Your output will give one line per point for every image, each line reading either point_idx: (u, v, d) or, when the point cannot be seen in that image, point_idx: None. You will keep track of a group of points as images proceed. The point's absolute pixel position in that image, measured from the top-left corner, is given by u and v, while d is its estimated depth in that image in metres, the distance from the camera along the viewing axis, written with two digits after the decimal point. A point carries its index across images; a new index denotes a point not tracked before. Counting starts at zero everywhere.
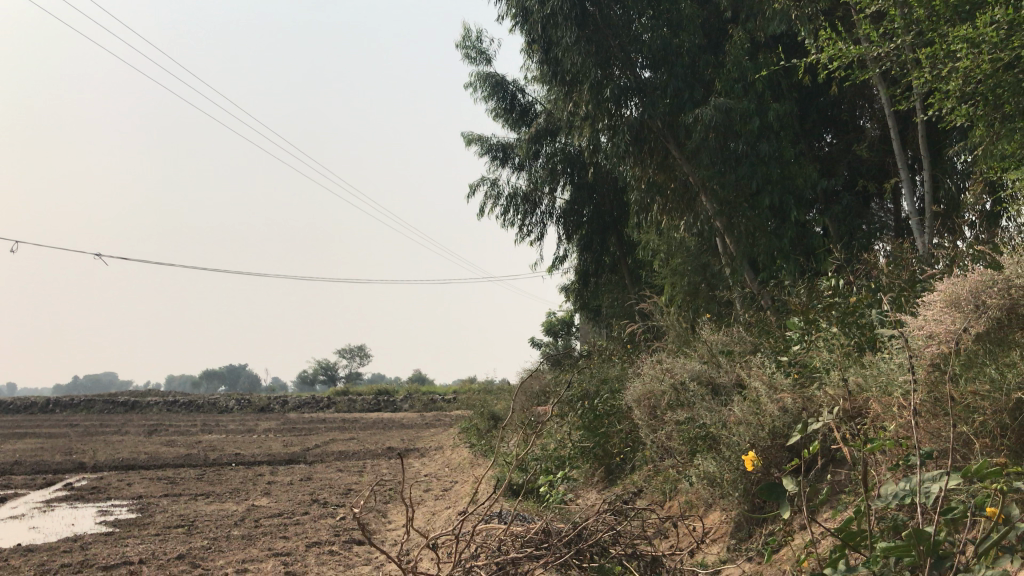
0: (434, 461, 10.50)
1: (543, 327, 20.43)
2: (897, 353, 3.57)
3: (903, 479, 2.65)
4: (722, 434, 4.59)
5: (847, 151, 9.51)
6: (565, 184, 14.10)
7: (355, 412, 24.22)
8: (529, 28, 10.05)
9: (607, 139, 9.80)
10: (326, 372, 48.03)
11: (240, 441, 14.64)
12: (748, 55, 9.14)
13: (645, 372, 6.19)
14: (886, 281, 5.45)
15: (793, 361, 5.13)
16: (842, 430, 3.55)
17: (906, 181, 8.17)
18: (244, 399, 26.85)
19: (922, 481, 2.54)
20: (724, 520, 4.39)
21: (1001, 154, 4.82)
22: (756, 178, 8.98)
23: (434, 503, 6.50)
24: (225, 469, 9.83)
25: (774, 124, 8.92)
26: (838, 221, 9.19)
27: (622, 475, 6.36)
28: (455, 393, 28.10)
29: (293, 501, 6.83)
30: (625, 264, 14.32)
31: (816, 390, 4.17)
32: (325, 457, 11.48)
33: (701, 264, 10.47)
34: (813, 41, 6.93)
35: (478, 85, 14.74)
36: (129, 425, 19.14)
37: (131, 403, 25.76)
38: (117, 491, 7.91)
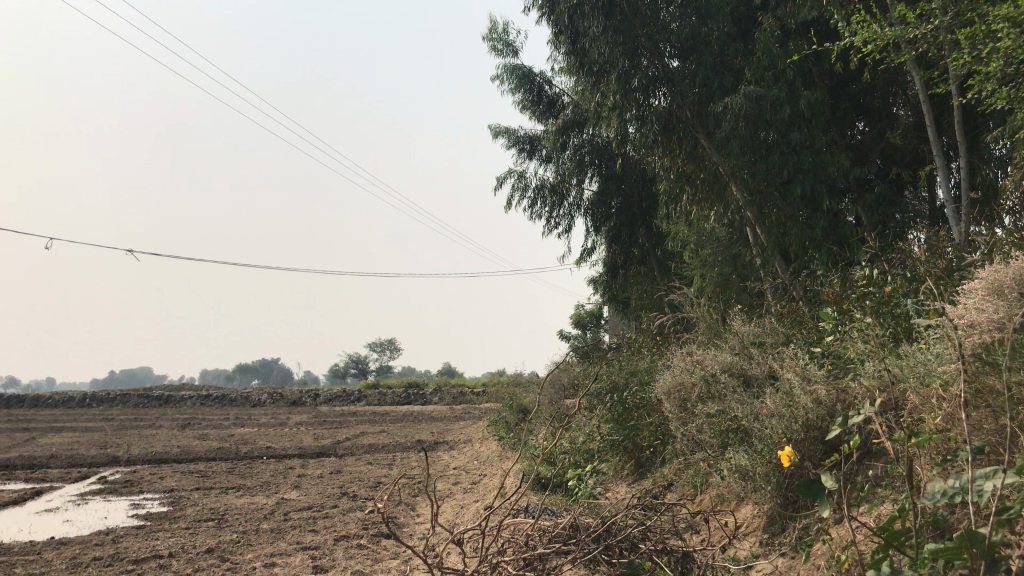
0: (463, 454, 10.49)
1: (572, 319, 20.37)
2: (936, 344, 3.48)
3: (953, 475, 2.55)
4: (755, 427, 4.51)
5: (880, 139, 9.33)
6: (593, 176, 13.98)
7: (385, 406, 24.35)
8: (555, 19, 9.96)
9: (635, 129, 9.70)
10: (357, 366, 48.38)
11: (271, 435, 14.73)
12: (778, 42, 8.99)
13: (675, 364, 6.11)
14: (923, 271, 5.33)
15: (826, 352, 5.04)
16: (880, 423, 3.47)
17: (942, 167, 7.99)
18: (276, 393, 27.08)
19: (971, 479, 2.43)
20: (757, 515, 4.31)
21: None
22: (787, 167, 8.83)
23: (462, 497, 6.47)
24: (256, 462, 9.89)
25: (806, 112, 8.76)
26: (871, 210, 9.02)
27: (651, 469, 6.29)
28: (484, 386, 28.13)
29: (322, 495, 6.84)
30: (654, 255, 14.21)
31: (852, 381, 4.08)
32: (354, 450, 11.52)
33: (731, 255, 10.34)
34: (846, 24, 6.79)
35: (504, 78, 14.67)
36: (163, 418, 19.37)
37: (164, 397, 26.09)
38: (149, 484, 7.98)
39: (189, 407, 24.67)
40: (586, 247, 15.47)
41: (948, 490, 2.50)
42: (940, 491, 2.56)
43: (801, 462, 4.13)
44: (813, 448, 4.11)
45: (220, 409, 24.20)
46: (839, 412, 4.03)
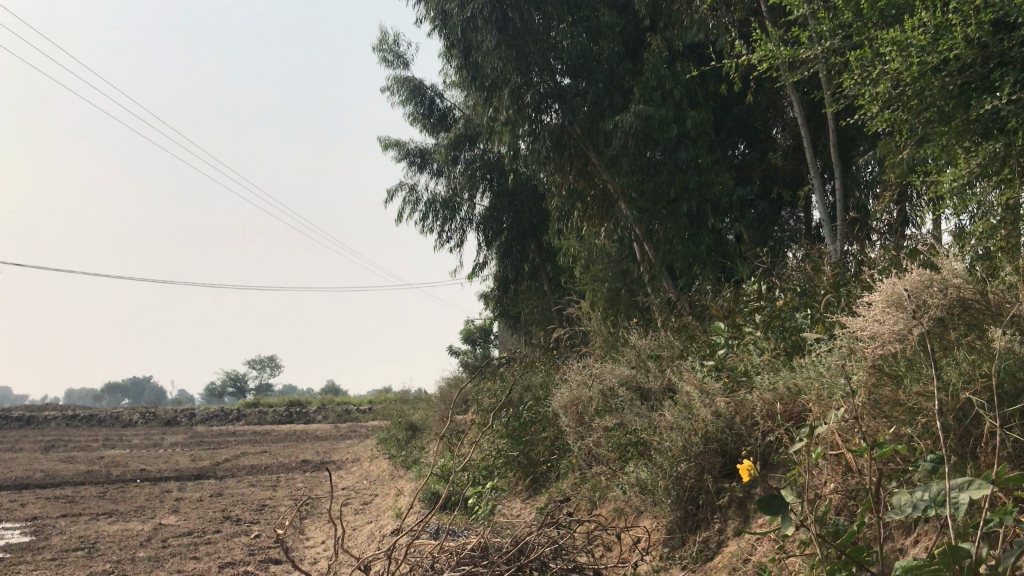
0: (351, 473, 10.20)
1: (462, 335, 20.29)
2: (831, 357, 3.59)
3: (925, 485, 2.26)
4: (654, 440, 4.51)
5: (760, 160, 9.68)
6: (485, 191, 13.97)
7: (268, 425, 23.61)
8: (448, 32, 9.86)
9: (527, 145, 9.70)
10: (237, 385, 46.92)
11: (145, 456, 13.96)
12: (666, 63, 9.21)
13: (572, 378, 6.08)
14: (810, 286, 5.51)
15: (720, 365, 5.13)
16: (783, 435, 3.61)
17: (819, 187, 8.32)
18: (150, 412, 25.82)
19: (947, 492, 2.14)
20: (657, 529, 4.31)
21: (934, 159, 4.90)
22: (675, 185, 9.02)
23: (354, 518, 6.25)
24: (129, 486, 9.31)
25: (692, 132, 8.97)
26: (753, 228, 9.32)
27: (547, 484, 6.24)
28: (371, 403, 27.64)
29: (203, 519, 6.48)
30: (545, 271, 14.34)
31: (748, 393, 4.16)
32: (236, 471, 11.03)
33: (621, 271, 10.49)
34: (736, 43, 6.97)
35: (395, 90, 14.49)
36: (24, 441, 18.13)
37: (26, 417, 24.45)
38: (9, 512, 7.37)
39: (54, 428, 23.20)
40: (478, 262, 15.44)
41: (911, 504, 2.22)
42: (911, 504, 2.26)
43: (700, 476, 4.15)
44: (712, 461, 4.13)
45: (88, 429, 22.84)
46: (737, 424, 4.08)
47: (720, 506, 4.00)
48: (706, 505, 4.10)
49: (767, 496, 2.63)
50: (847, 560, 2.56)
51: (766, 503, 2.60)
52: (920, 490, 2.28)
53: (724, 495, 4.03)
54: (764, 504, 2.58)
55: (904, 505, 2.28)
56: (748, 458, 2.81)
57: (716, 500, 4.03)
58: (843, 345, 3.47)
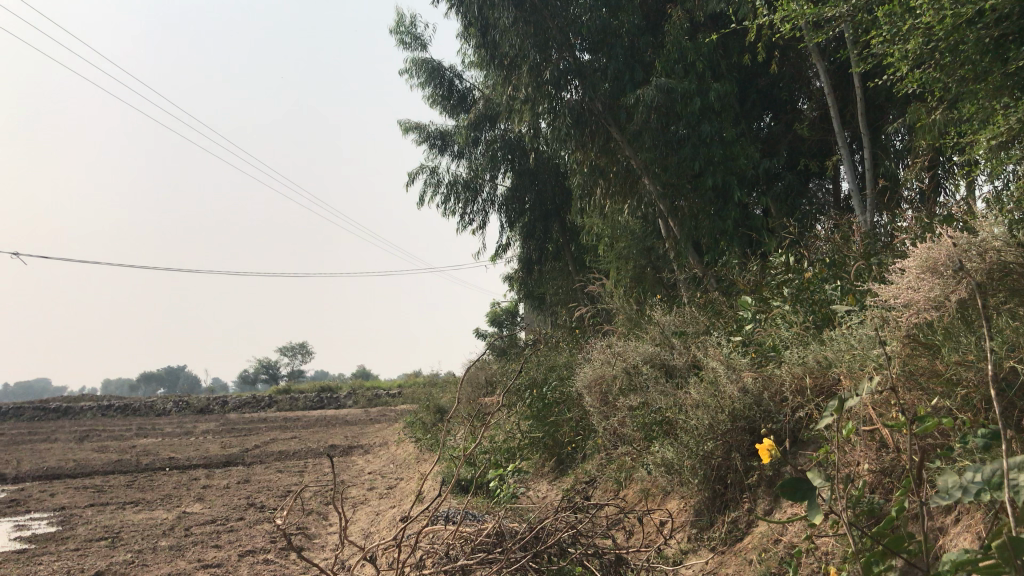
0: (378, 457, 10.17)
1: (488, 317, 20.21)
2: (862, 329, 3.45)
3: (974, 468, 2.10)
4: (679, 419, 4.37)
5: (787, 131, 9.44)
6: (506, 171, 13.83)
7: (298, 411, 23.76)
8: (465, 10, 9.72)
9: (548, 123, 9.53)
10: (269, 372, 47.42)
11: (176, 444, 14.05)
12: (687, 35, 8.97)
13: (595, 357, 5.96)
14: (842, 257, 5.33)
15: (748, 341, 4.98)
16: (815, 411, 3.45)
17: (846, 156, 8.09)
18: (183, 400, 26.07)
19: (1000, 475, 1.97)
20: (684, 510, 4.19)
21: (969, 118, 4.69)
22: (699, 160, 8.82)
23: (377, 503, 6.19)
24: (158, 474, 9.35)
25: (715, 104, 8.75)
26: (780, 201, 9.10)
27: (573, 465, 6.13)
28: (400, 387, 27.72)
29: (228, 506, 6.45)
30: (569, 250, 14.19)
31: (776, 368, 4.01)
32: (264, 458, 11.05)
33: (646, 248, 10.31)
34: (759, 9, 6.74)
35: (413, 71, 14.35)
36: (58, 431, 18.36)
37: (62, 408, 24.82)
38: (39, 502, 7.41)
39: (89, 418, 23.52)
40: (501, 243, 15.32)
41: (962, 490, 2.05)
42: (958, 489, 2.10)
43: (727, 454, 4.01)
44: (740, 440, 3.98)
45: (122, 418, 23.13)
46: (765, 401, 3.93)
47: (749, 486, 3.87)
48: (734, 485, 3.96)
49: (791, 478, 2.48)
50: (883, 547, 2.43)
51: (791, 487, 2.45)
52: (969, 473, 2.11)
53: (753, 474, 3.89)
54: (787, 489, 2.43)
55: (951, 489, 2.12)
56: (768, 439, 2.67)
57: (744, 480, 3.90)
58: (875, 316, 3.32)
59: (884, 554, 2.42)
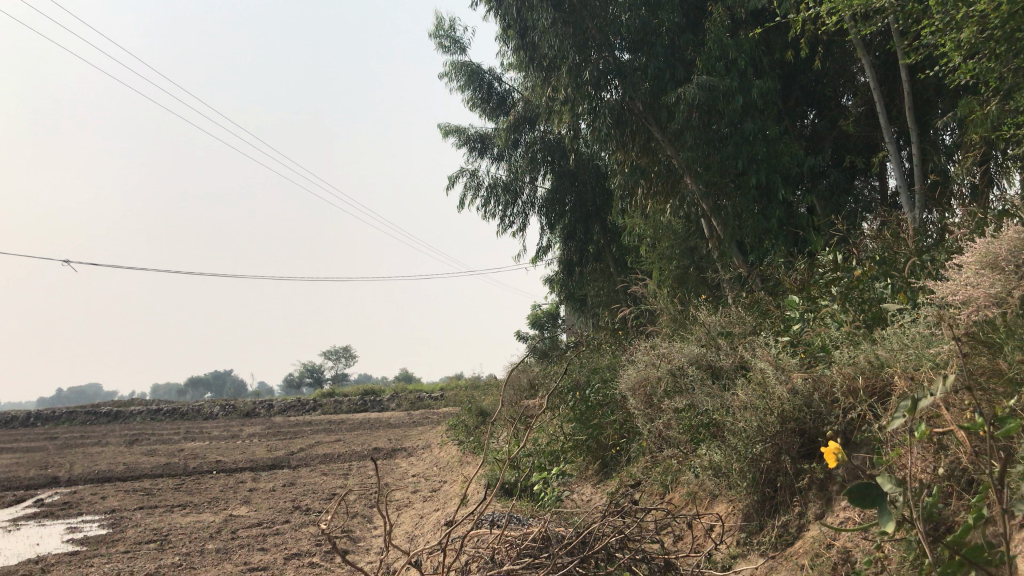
0: (422, 460, 10.19)
1: (529, 320, 20.16)
2: (918, 328, 3.36)
3: None
4: (727, 421, 4.28)
5: (831, 128, 9.27)
6: (546, 173, 13.78)
7: (342, 414, 23.95)
8: (503, 12, 9.67)
9: (588, 124, 9.45)
10: (312, 376, 47.97)
11: (222, 448, 14.21)
12: (729, 32, 8.85)
13: (639, 359, 5.88)
14: (893, 253, 5.20)
15: (796, 341, 4.88)
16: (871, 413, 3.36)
17: (893, 152, 7.91)
18: (229, 404, 26.42)
19: None
20: (732, 514, 4.11)
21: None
22: (741, 158, 8.70)
23: (421, 506, 6.18)
24: (205, 478, 9.46)
25: (758, 101, 8.61)
26: (825, 199, 8.94)
27: (617, 468, 6.07)
28: (442, 390, 27.81)
29: (273, 509, 6.49)
30: (610, 252, 14.11)
31: (826, 368, 3.92)
32: (308, 461, 11.13)
33: (689, 248, 10.18)
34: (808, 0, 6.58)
35: (453, 75, 14.37)
36: (109, 435, 18.70)
37: (113, 412, 25.29)
38: (89, 505, 7.52)
39: (138, 422, 23.96)
40: (542, 245, 15.28)
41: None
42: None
43: (776, 457, 3.92)
44: (790, 442, 3.89)
45: (170, 423, 23.52)
46: (816, 402, 3.85)
47: (800, 489, 3.78)
48: (784, 488, 3.87)
49: (862, 484, 2.36)
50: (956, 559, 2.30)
51: (860, 493, 2.35)
52: None
53: (804, 477, 3.80)
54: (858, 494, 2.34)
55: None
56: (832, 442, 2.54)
57: (795, 483, 3.81)
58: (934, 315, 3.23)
59: (957, 566, 2.29)
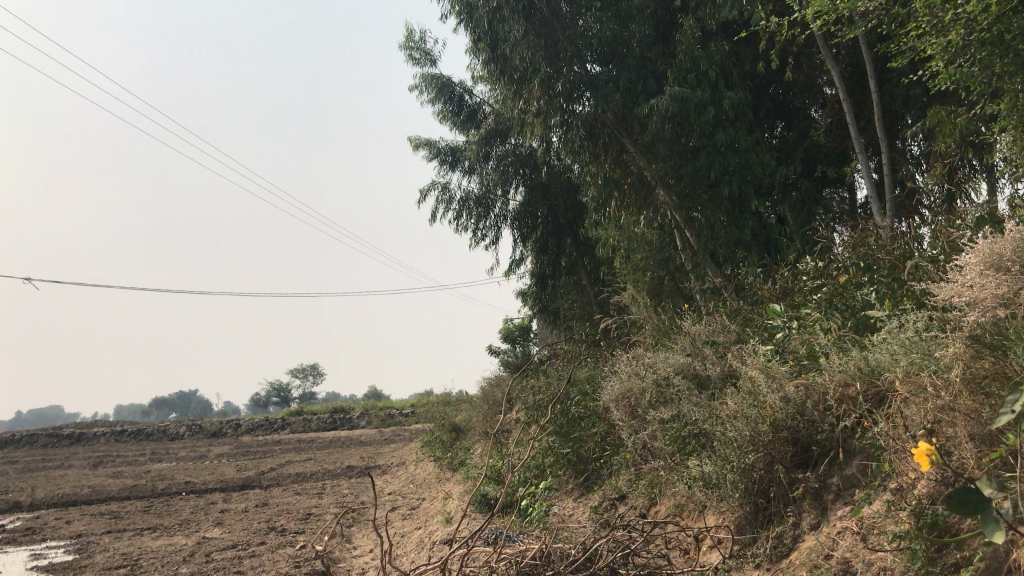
0: (397, 478, 10.01)
1: (502, 334, 20.04)
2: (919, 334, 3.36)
3: None
4: (716, 431, 4.20)
5: (802, 139, 9.31)
6: (519, 186, 13.69)
7: (312, 432, 23.61)
8: (474, 24, 9.60)
9: (560, 135, 9.39)
10: (281, 394, 47.49)
11: (190, 468, 13.90)
12: (700, 44, 8.85)
13: (621, 370, 5.80)
14: (874, 259, 5.18)
15: (781, 348, 4.84)
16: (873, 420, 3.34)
17: (863, 162, 7.95)
18: (196, 424, 25.92)
19: None
20: (723, 526, 4.03)
21: (1006, 113, 4.56)
22: (714, 169, 8.69)
23: (402, 525, 6.03)
24: (175, 499, 9.20)
25: (730, 112, 8.62)
26: (797, 209, 8.97)
27: (600, 481, 5.98)
28: (414, 406, 27.54)
29: (248, 531, 6.30)
30: (583, 264, 14.06)
31: (818, 376, 3.87)
32: (281, 480, 10.89)
33: (664, 258, 10.14)
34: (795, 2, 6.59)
35: (424, 87, 14.28)
36: (72, 457, 18.22)
37: (76, 434, 24.69)
38: (55, 530, 7.26)
39: (103, 444, 23.42)
40: (515, 258, 15.19)
41: None
42: None
43: (769, 467, 3.86)
44: (782, 451, 3.83)
45: (136, 443, 23.01)
46: (809, 410, 3.80)
47: (794, 499, 3.71)
48: (777, 498, 3.80)
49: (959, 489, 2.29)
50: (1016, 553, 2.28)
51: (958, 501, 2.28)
52: None
53: (797, 487, 3.74)
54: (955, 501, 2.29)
55: None
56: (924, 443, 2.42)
57: (789, 493, 3.74)
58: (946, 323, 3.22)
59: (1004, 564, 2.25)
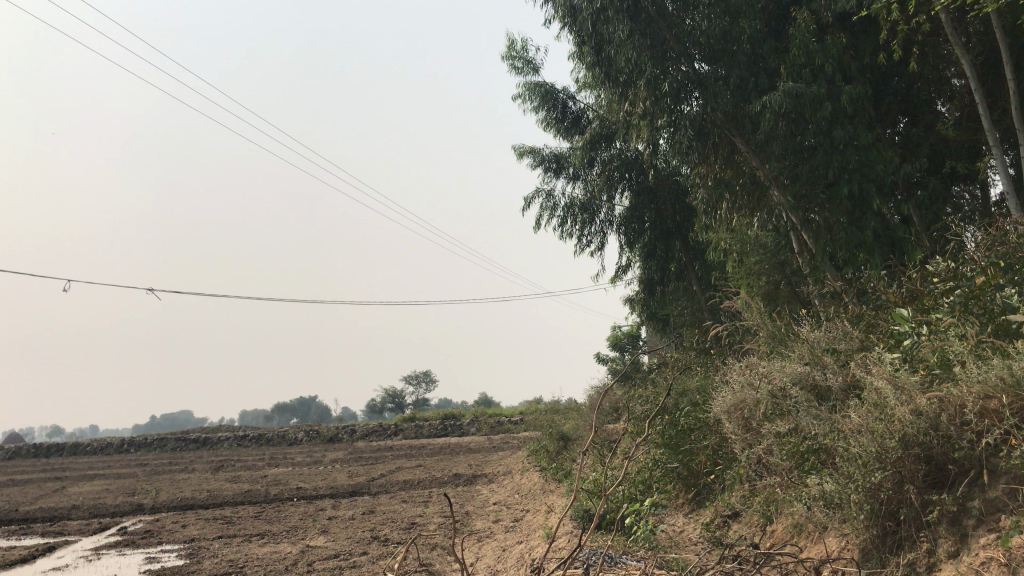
0: (503, 487, 9.92)
1: (610, 341, 19.72)
2: None
3: None
4: (838, 447, 3.85)
5: (927, 133, 8.71)
6: (624, 191, 13.41)
7: (423, 439, 23.90)
8: (578, 27, 9.32)
9: (668, 137, 9.07)
10: (396, 401, 48.52)
11: (304, 474, 14.21)
12: (815, 37, 8.38)
13: (733, 380, 5.47)
14: (1015, 259, 4.70)
15: (911, 356, 4.45)
16: None
17: (999, 155, 7.33)
18: (313, 430, 26.61)
19: None
20: (846, 551, 3.69)
21: None
22: (832, 167, 8.22)
23: (504, 537, 5.88)
24: (286, 505, 9.36)
25: (849, 107, 8.14)
26: (923, 209, 8.38)
27: (712, 497, 5.69)
28: (523, 414, 27.53)
29: (352, 540, 6.29)
30: (693, 269, 13.65)
31: (953, 388, 3.51)
32: (389, 487, 10.95)
33: (779, 262, 9.68)
34: None
35: (527, 95, 14.19)
36: (195, 462, 18.95)
37: (202, 439, 25.75)
38: (171, 533, 7.45)
39: (225, 448, 24.35)
40: (621, 265, 14.91)
41: None
42: None
43: (898, 487, 3.50)
44: (914, 469, 3.46)
45: (256, 449, 23.88)
46: (944, 425, 3.44)
47: (929, 524, 3.36)
48: (908, 521, 3.45)
49: None
50: None
51: None
52: None
53: (932, 510, 3.38)
54: None
55: None
56: None
57: (922, 516, 3.38)
58: None
59: None
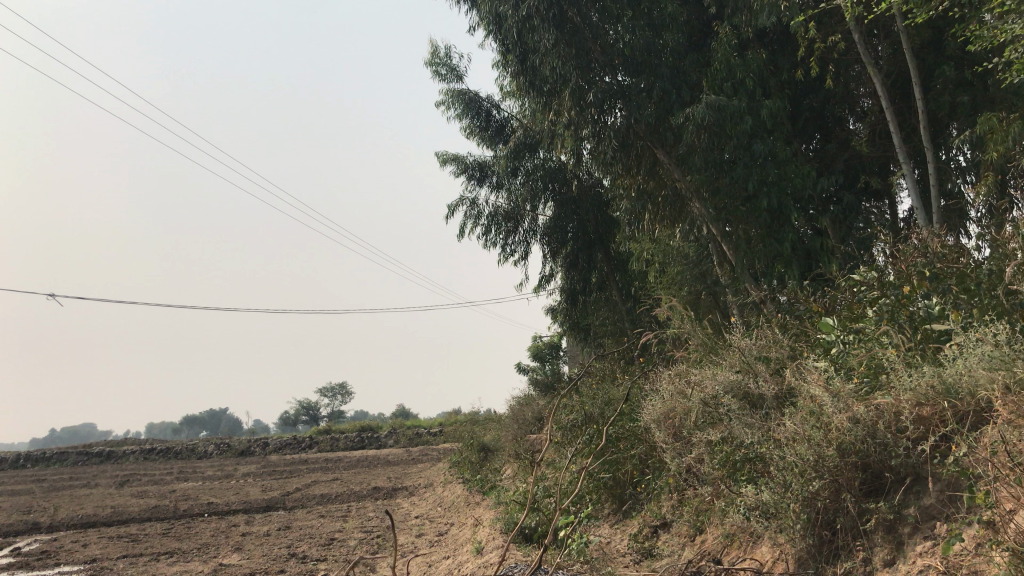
0: (425, 500, 9.69)
1: (531, 352, 19.62)
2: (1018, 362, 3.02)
3: None
4: (773, 456, 3.79)
5: (843, 148, 8.91)
6: (548, 201, 13.38)
7: (340, 452, 23.37)
8: (503, 36, 9.16)
9: (593, 147, 9.02)
10: (311, 413, 47.55)
11: (216, 489, 13.65)
12: (736, 51, 8.45)
13: (662, 389, 5.41)
14: (937, 269, 4.76)
15: (839, 364, 4.46)
16: (962, 447, 2.97)
17: (909, 170, 7.54)
18: (224, 443, 25.71)
19: None
20: (782, 561, 3.64)
21: None
22: (752, 180, 8.26)
23: (429, 553, 5.69)
24: (196, 522, 8.91)
25: (768, 122, 8.24)
26: (838, 222, 8.58)
27: (640, 506, 5.63)
28: (441, 426, 27.19)
29: (268, 557, 5.99)
30: (615, 280, 13.71)
31: (889, 396, 3.48)
32: (305, 502, 10.59)
33: (701, 272, 9.76)
34: None
35: (450, 103, 14.03)
36: (99, 477, 18.04)
37: (106, 453, 24.58)
38: (70, 555, 6.97)
39: (131, 463, 23.30)
40: (544, 274, 14.86)
41: None
42: None
43: (835, 496, 3.47)
44: (851, 477, 3.43)
45: (164, 462, 22.96)
46: (881, 433, 3.40)
47: (865, 532, 3.33)
48: (845, 530, 3.43)
49: None
50: None
51: None
52: None
53: (869, 518, 3.35)
54: None
55: None
56: None
57: (859, 525, 3.36)
58: None
59: None
